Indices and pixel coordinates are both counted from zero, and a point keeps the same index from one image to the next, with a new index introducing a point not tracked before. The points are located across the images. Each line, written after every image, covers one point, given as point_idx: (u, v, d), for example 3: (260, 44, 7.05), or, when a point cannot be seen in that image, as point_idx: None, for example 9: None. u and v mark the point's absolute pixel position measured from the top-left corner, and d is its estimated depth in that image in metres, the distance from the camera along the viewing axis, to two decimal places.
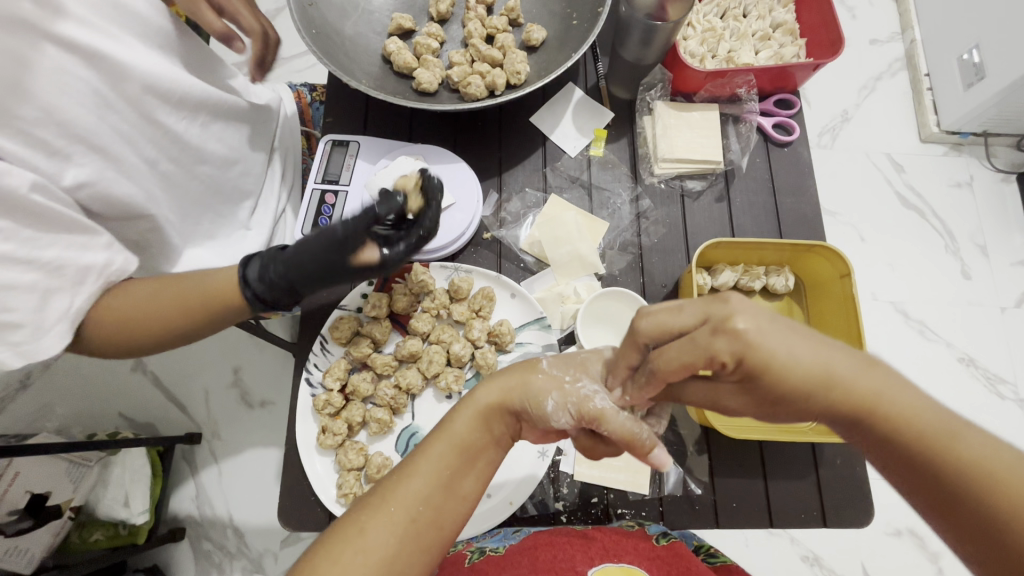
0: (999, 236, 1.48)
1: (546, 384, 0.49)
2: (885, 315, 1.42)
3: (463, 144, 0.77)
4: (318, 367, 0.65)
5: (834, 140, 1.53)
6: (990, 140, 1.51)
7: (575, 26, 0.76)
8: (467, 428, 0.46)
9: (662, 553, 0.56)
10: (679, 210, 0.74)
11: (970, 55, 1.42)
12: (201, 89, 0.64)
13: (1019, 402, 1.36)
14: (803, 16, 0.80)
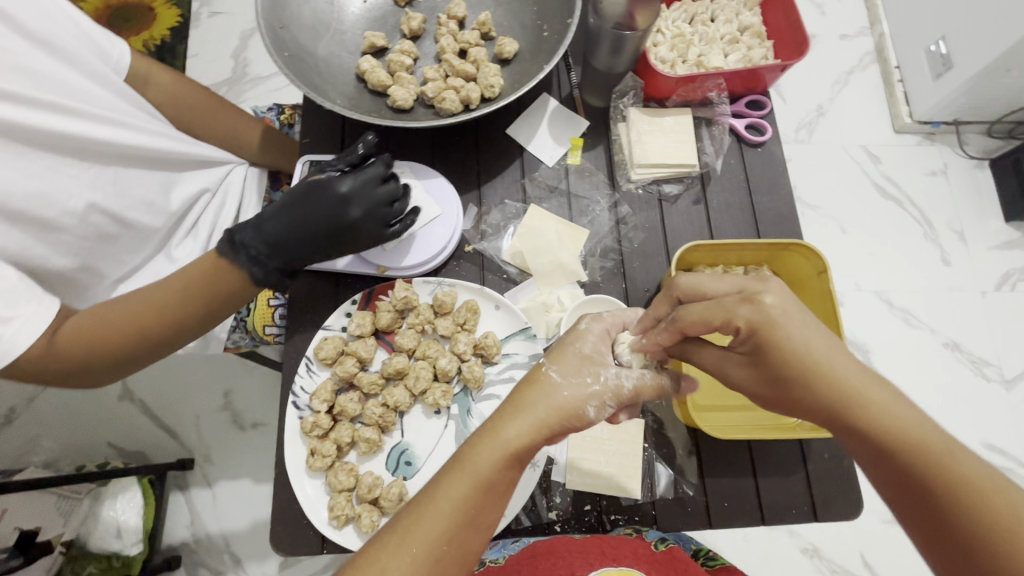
0: (975, 221, 1.51)
1: (577, 400, 0.51)
2: (872, 305, 1.44)
3: (442, 160, 0.77)
4: (304, 389, 0.65)
5: (810, 135, 1.55)
6: (962, 128, 1.55)
7: (546, 38, 0.77)
8: (469, 483, 0.47)
9: (660, 558, 0.61)
10: (657, 215, 0.75)
11: (936, 46, 1.46)
12: (124, 144, 0.75)
13: (1004, 383, 1.39)
14: (769, 19, 0.81)
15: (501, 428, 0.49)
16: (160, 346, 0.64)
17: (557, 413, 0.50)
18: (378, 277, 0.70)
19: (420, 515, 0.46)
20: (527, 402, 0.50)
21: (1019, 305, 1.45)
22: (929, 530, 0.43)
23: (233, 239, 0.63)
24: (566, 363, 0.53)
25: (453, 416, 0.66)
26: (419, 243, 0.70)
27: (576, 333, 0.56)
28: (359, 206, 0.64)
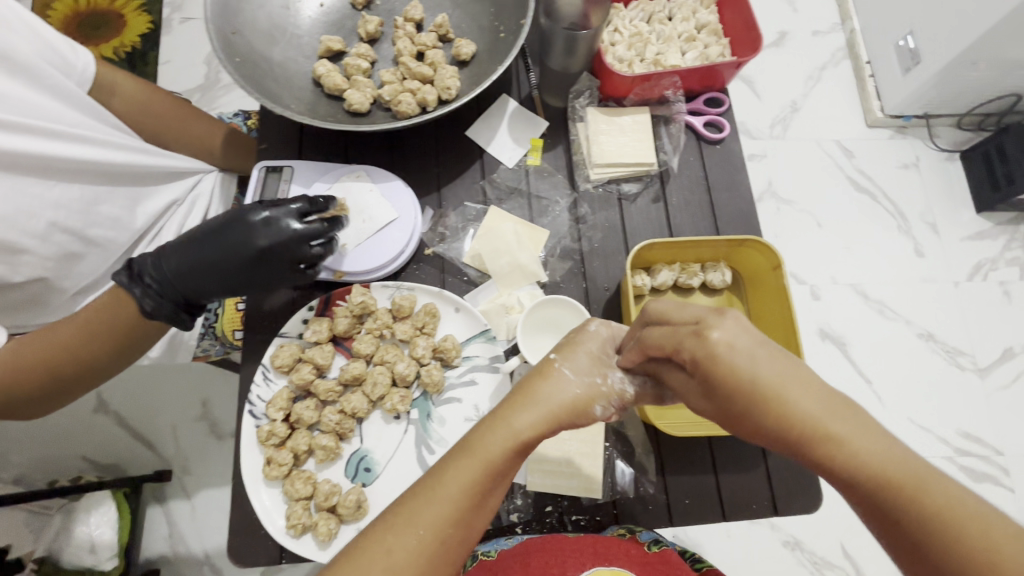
0: (947, 212, 1.53)
1: (587, 396, 0.51)
2: (847, 298, 1.45)
3: (400, 163, 0.77)
4: (261, 398, 0.64)
5: (785, 130, 1.57)
6: (932, 122, 1.57)
7: (503, 39, 0.77)
8: (478, 467, 0.46)
9: (652, 559, 0.63)
10: (617, 213, 0.75)
11: (904, 41, 1.49)
12: (86, 162, 0.74)
13: (978, 371, 1.41)
14: (725, 16, 0.81)
15: (514, 415, 0.49)
16: (77, 382, 0.66)
17: (565, 406, 0.50)
18: (335, 282, 0.70)
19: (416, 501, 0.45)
20: (537, 392, 0.50)
21: (990, 294, 1.47)
22: (912, 561, 0.38)
23: (132, 263, 0.64)
24: (576, 359, 0.53)
25: (413, 420, 0.65)
26: (376, 248, 0.69)
27: (581, 335, 0.56)
28: (264, 240, 0.63)
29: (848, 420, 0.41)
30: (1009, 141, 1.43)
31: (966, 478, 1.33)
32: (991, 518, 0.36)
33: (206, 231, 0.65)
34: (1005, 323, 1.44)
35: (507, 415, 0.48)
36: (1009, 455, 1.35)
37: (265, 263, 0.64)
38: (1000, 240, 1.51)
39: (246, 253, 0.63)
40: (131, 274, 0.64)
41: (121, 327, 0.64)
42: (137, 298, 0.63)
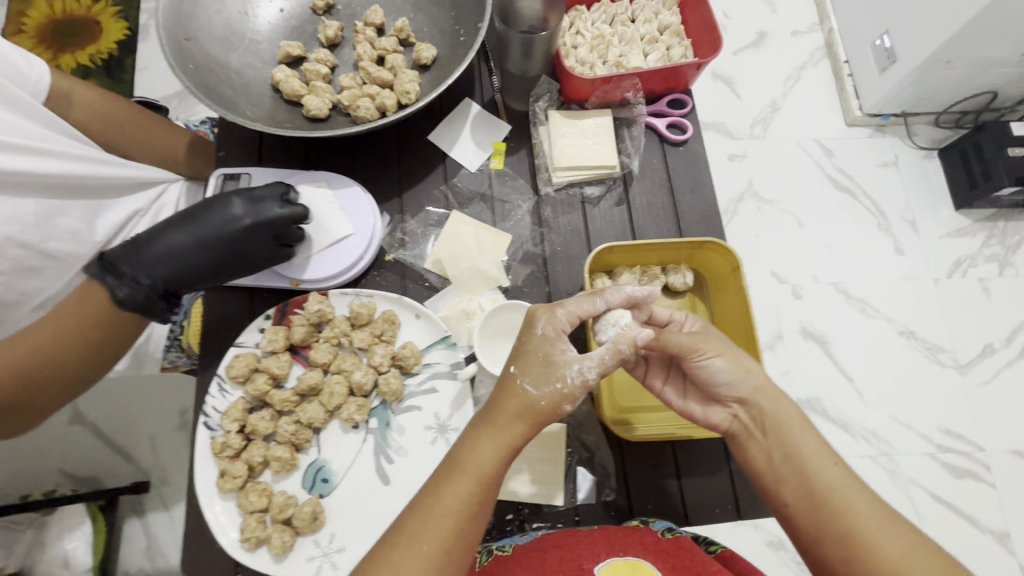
0: (926, 210, 1.53)
1: (549, 403, 0.53)
2: (829, 297, 1.45)
3: (360, 168, 0.75)
4: (216, 409, 0.63)
5: (765, 130, 1.57)
6: (909, 120, 1.58)
7: (463, 43, 0.77)
8: (469, 481, 0.51)
9: (667, 545, 0.57)
10: (580, 217, 0.75)
11: (880, 40, 1.49)
12: (39, 175, 0.72)
13: (958, 368, 1.41)
14: (687, 17, 0.81)
15: (488, 425, 0.53)
16: (52, 392, 0.60)
17: (531, 416, 0.53)
18: (293, 290, 0.69)
19: (416, 521, 0.50)
20: (505, 407, 0.53)
21: (969, 291, 1.47)
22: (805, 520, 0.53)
23: (103, 255, 0.61)
24: (534, 367, 0.54)
25: (372, 430, 0.64)
26: (333, 256, 0.69)
27: (531, 337, 0.56)
28: (247, 219, 0.64)
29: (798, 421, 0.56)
30: (986, 138, 1.43)
31: (948, 475, 1.34)
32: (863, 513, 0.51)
33: (186, 216, 0.65)
34: (984, 320, 1.45)
35: (482, 429, 0.53)
36: (990, 450, 1.36)
37: (246, 239, 0.63)
38: (979, 236, 1.51)
39: (229, 234, 0.64)
40: (103, 266, 0.61)
41: (88, 320, 0.59)
42: (110, 288, 0.60)
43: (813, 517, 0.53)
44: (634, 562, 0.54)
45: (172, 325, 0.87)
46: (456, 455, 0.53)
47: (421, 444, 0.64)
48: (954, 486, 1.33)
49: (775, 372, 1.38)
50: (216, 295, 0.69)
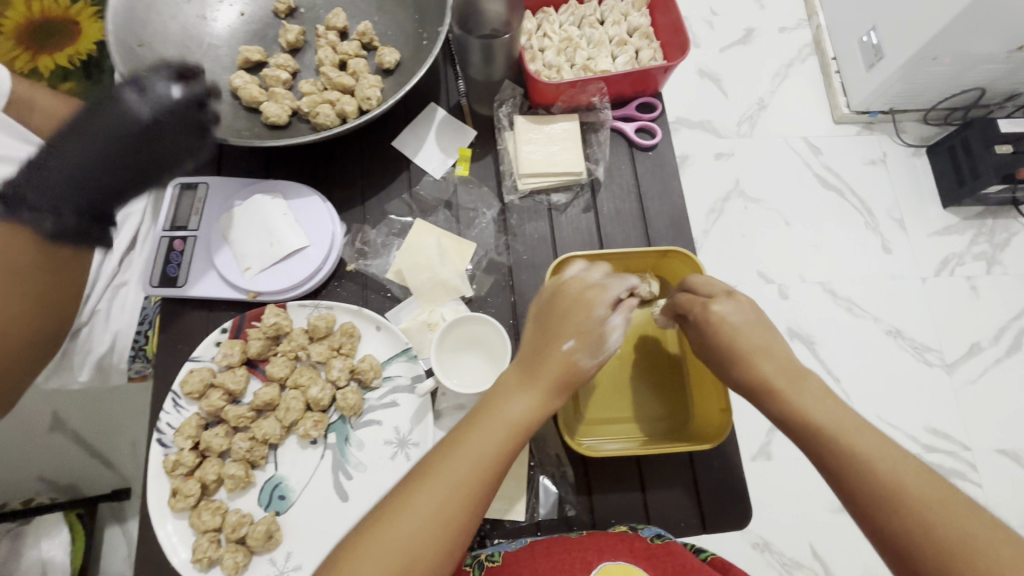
0: (914, 208, 1.49)
1: (577, 359, 0.53)
2: (817, 297, 1.41)
3: (322, 177, 0.73)
4: (170, 425, 0.62)
5: (752, 128, 1.52)
6: (898, 117, 1.54)
7: (426, 46, 0.75)
8: (504, 425, 0.51)
9: (658, 551, 0.57)
10: (547, 224, 0.73)
11: (868, 36, 1.45)
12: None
13: (946, 367, 1.38)
14: (657, 19, 0.79)
15: (528, 376, 0.53)
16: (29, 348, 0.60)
17: (565, 369, 0.53)
18: (250, 302, 0.68)
19: (437, 466, 0.49)
20: (540, 363, 0.53)
21: (958, 291, 1.44)
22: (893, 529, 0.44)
23: (6, 192, 0.56)
24: (563, 331, 0.54)
25: (330, 445, 0.63)
26: (291, 267, 0.67)
27: (572, 300, 0.55)
28: (147, 109, 0.61)
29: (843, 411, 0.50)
30: (974, 135, 1.39)
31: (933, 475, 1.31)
32: (944, 499, 0.44)
33: (71, 126, 0.60)
34: (971, 318, 1.42)
35: (521, 378, 0.53)
36: (977, 450, 1.33)
37: (163, 136, 0.62)
38: (968, 235, 1.48)
39: (135, 129, 0.61)
40: (11, 204, 0.56)
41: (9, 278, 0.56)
42: (35, 224, 0.56)
43: (898, 523, 0.44)
44: (623, 568, 0.55)
45: (137, 334, 0.85)
46: (487, 405, 0.52)
47: (381, 459, 0.63)
48: None
49: None
50: (171, 308, 0.68)
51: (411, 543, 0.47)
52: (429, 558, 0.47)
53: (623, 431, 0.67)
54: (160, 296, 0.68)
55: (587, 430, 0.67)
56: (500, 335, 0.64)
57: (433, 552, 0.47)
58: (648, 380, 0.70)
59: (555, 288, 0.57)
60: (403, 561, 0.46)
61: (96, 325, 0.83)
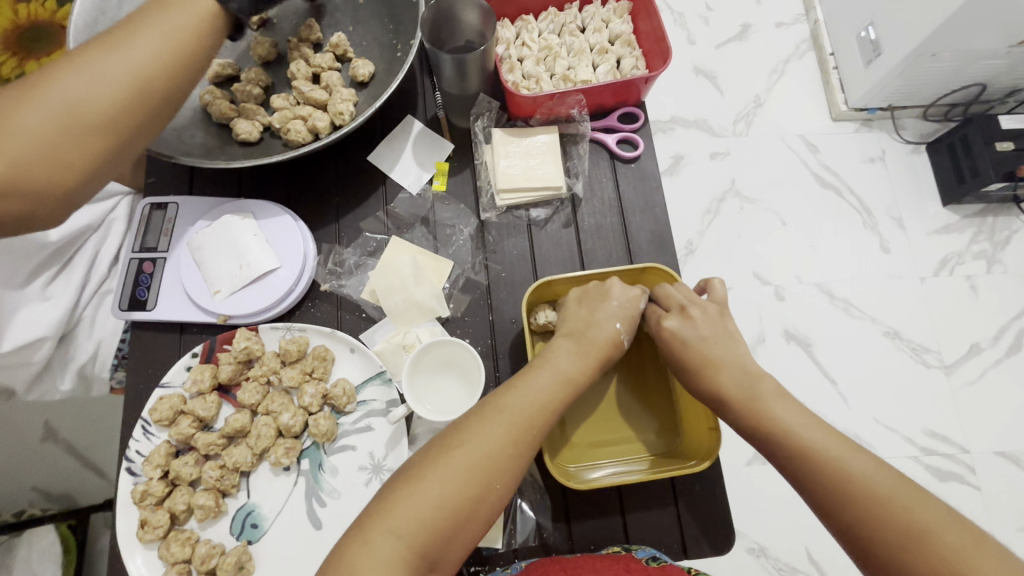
0: (914, 206, 1.39)
1: (603, 331, 0.61)
2: (812, 299, 1.32)
3: (296, 196, 0.72)
4: (139, 453, 0.61)
5: (748, 127, 1.42)
6: (897, 113, 1.42)
7: (400, 58, 0.73)
8: (553, 376, 0.57)
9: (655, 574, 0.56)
10: (526, 240, 0.72)
11: (866, 32, 1.33)
12: None
13: (944, 368, 1.29)
14: (640, 25, 0.77)
15: (566, 343, 0.60)
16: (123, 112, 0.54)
17: (594, 340, 0.60)
18: (222, 325, 0.66)
19: (505, 399, 0.54)
20: (590, 332, 0.61)
21: (957, 290, 1.34)
22: (856, 522, 0.47)
23: None
24: (581, 315, 0.62)
25: (303, 472, 0.62)
26: (262, 290, 0.66)
27: (603, 297, 0.63)
28: None
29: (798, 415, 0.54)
30: (973, 132, 1.28)
31: (931, 478, 1.22)
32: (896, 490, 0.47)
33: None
34: (974, 318, 1.32)
35: (562, 343, 0.60)
36: (975, 452, 1.24)
37: None
38: (967, 233, 1.37)
39: None
40: None
41: (187, 25, 0.57)
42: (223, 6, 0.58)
43: (855, 515, 0.47)
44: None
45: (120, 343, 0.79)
46: (541, 359, 0.59)
47: (355, 486, 0.61)
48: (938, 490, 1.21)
49: None
50: (142, 333, 0.66)
51: (486, 459, 0.51)
52: (500, 476, 0.51)
53: (613, 453, 0.66)
54: (130, 320, 0.67)
55: (576, 453, 0.66)
56: (474, 359, 0.62)
57: (503, 472, 0.51)
58: (634, 399, 0.68)
59: (592, 286, 0.65)
60: (479, 475, 0.50)
61: (81, 333, 0.80)
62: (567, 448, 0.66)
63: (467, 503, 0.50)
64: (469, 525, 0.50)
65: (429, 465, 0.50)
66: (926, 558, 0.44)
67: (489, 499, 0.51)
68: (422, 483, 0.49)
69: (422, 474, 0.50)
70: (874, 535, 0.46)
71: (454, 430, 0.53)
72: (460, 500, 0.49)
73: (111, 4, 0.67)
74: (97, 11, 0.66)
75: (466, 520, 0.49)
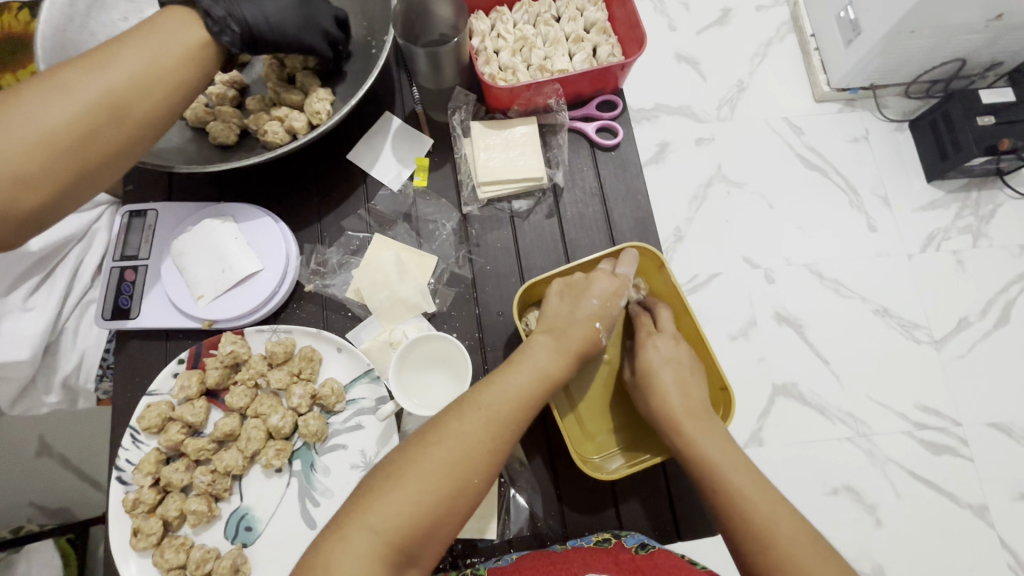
0: (899, 183, 1.39)
1: (583, 329, 0.62)
2: (801, 280, 1.33)
3: (276, 198, 0.71)
4: (129, 461, 0.61)
5: (732, 112, 1.42)
6: (878, 92, 1.43)
7: (375, 55, 0.73)
8: (530, 370, 0.57)
9: (641, 565, 0.58)
10: (509, 232, 0.72)
11: (845, 12, 1.33)
12: None
13: (934, 344, 1.30)
14: (615, 13, 0.77)
15: (545, 336, 0.61)
16: (107, 131, 0.55)
17: (570, 334, 0.61)
18: (207, 330, 0.66)
19: (483, 395, 0.54)
20: (571, 329, 0.61)
21: (943, 265, 1.35)
22: (728, 521, 0.54)
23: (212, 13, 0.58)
24: (560, 311, 0.63)
25: (295, 472, 0.62)
26: (246, 292, 0.66)
27: (586, 290, 0.64)
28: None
29: (701, 425, 0.59)
30: (954, 107, 1.29)
31: (925, 453, 1.23)
32: (762, 502, 0.53)
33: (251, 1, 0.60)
34: (961, 292, 1.33)
35: (544, 336, 0.61)
36: (967, 424, 1.26)
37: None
38: (952, 208, 1.38)
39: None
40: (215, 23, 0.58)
41: (170, 50, 0.57)
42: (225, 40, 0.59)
43: (727, 513, 0.54)
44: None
45: (104, 352, 0.79)
46: (520, 355, 0.59)
47: (348, 484, 0.61)
48: (931, 463, 1.23)
49: (749, 361, 1.27)
50: (127, 341, 0.66)
51: (462, 457, 0.51)
52: (475, 472, 0.51)
53: (633, 438, 0.66)
54: (114, 329, 0.66)
55: (601, 444, 0.66)
56: (462, 353, 0.63)
57: (479, 468, 0.52)
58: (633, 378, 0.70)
59: (576, 279, 0.65)
60: (457, 471, 0.51)
61: (63, 343, 0.79)
62: (589, 440, 0.66)
63: (442, 500, 0.50)
64: (447, 521, 0.50)
65: (407, 462, 0.51)
66: (778, 556, 0.51)
67: (464, 497, 0.51)
68: (399, 480, 0.50)
69: (402, 471, 0.50)
70: (738, 532, 0.53)
71: (434, 423, 0.53)
72: (430, 496, 0.49)
73: (79, 10, 0.66)
74: (65, 19, 0.65)
75: (443, 512, 0.50)
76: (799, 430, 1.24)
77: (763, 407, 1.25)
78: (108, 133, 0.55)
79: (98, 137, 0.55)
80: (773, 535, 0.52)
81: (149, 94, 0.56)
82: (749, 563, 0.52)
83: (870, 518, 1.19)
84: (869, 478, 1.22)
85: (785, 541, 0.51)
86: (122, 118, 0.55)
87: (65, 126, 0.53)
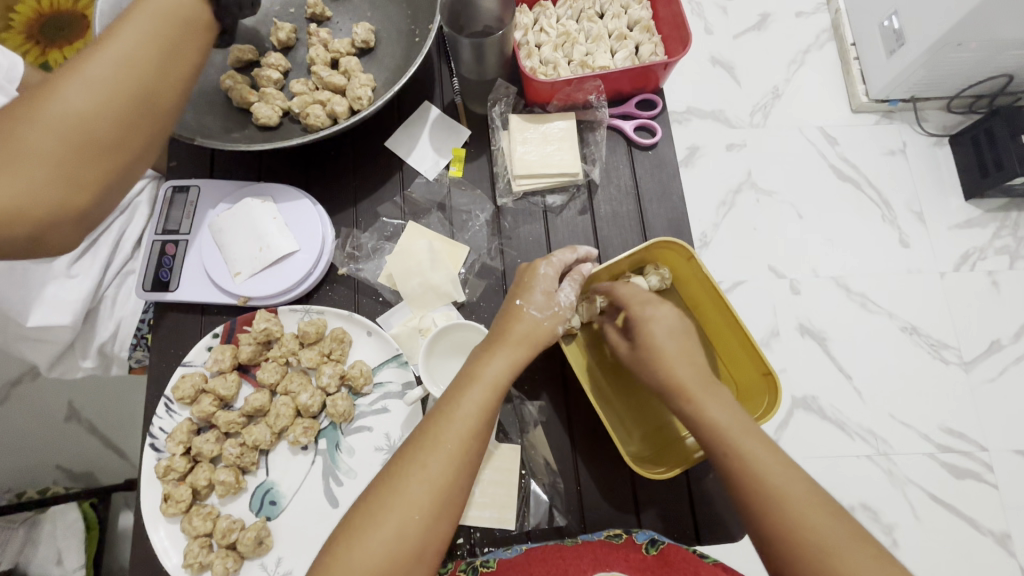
0: (935, 199, 1.36)
1: (528, 318, 0.59)
2: (827, 293, 1.30)
3: (315, 181, 0.72)
4: (162, 429, 0.63)
5: (766, 118, 1.40)
6: (919, 104, 1.39)
7: (417, 44, 0.73)
8: (481, 392, 0.54)
9: (653, 564, 0.56)
10: (542, 226, 0.72)
11: (889, 21, 1.30)
12: None
13: (964, 366, 1.27)
14: (659, 12, 0.76)
15: (490, 348, 0.57)
16: (135, 120, 0.56)
17: (511, 333, 0.58)
18: (241, 307, 0.68)
19: (434, 430, 0.53)
20: (506, 328, 0.58)
21: (977, 285, 1.31)
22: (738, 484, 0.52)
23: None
24: (503, 311, 0.61)
25: (321, 451, 0.63)
26: (280, 272, 0.67)
27: (532, 272, 0.61)
28: None
29: (711, 394, 0.56)
30: (998, 124, 1.25)
31: (948, 476, 1.20)
32: (774, 467, 0.52)
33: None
34: (994, 314, 1.29)
35: (488, 347, 0.57)
36: (993, 450, 1.22)
37: None
38: (990, 227, 1.34)
39: None
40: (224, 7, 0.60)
41: (179, 33, 0.57)
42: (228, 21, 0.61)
43: (739, 479, 0.52)
44: None
45: (140, 322, 0.81)
46: (467, 372, 0.56)
47: (371, 465, 0.62)
48: (953, 487, 1.20)
49: None
50: (165, 313, 0.68)
51: (412, 502, 0.51)
52: (441, 509, 0.52)
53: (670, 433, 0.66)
54: (152, 301, 0.68)
55: (637, 442, 0.66)
56: None
57: (428, 506, 0.51)
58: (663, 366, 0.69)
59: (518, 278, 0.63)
60: (424, 514, 0.51)
61: (101, 311, 0.81)
62: (630, 438, 0.66)
63: (394, 544, 0.50)
64: (422, 557, 0.51)
65: (368, 516, 0.51)
66: (790, 519, 0.50)
67: (417, 532, 0.51)
68: (365, 534, 0.50)
69: (367, 525, 0.50)
70: (749, 495, 0.52)
71: (391, 468, 0.53)
72: (398, 544, 0.50)
73: None
74: None
75: (416, 551, 0.50)
76: (817, 444, 1.22)
77: (781, 418, 1.23)
78: (135, 123, 0.56)
79: (128, 128, 0.56)
80: (784, 498, 0.51)
81: (164, 78, 0.57)
82: (759, 525, 0.51)
83: (886, 539, 1.16)
84: (889, 498, 1.20)
85: (793, 505, 0.50)
86: (146, 106, 0.56)
87: (94, 122, 0.54)
